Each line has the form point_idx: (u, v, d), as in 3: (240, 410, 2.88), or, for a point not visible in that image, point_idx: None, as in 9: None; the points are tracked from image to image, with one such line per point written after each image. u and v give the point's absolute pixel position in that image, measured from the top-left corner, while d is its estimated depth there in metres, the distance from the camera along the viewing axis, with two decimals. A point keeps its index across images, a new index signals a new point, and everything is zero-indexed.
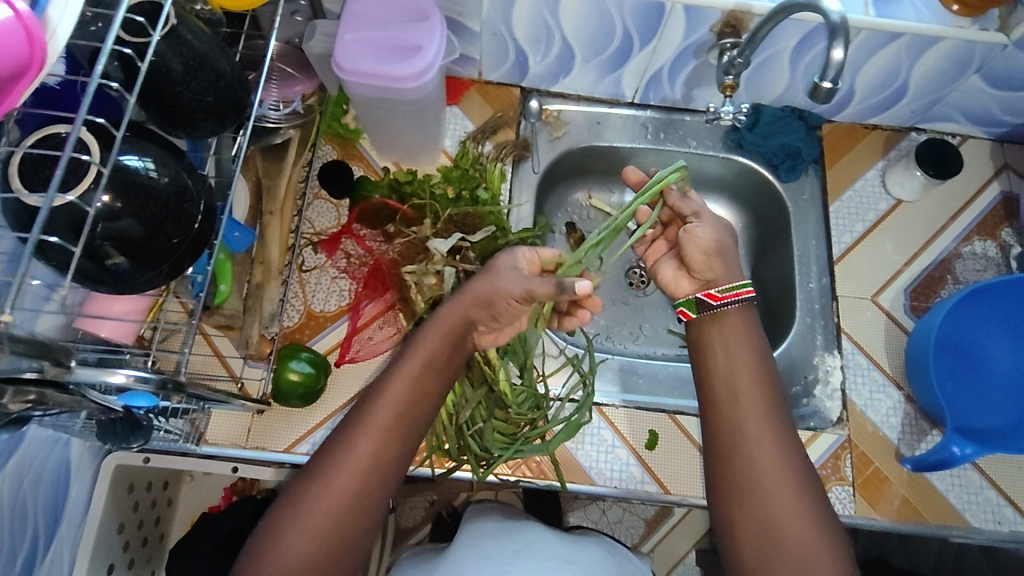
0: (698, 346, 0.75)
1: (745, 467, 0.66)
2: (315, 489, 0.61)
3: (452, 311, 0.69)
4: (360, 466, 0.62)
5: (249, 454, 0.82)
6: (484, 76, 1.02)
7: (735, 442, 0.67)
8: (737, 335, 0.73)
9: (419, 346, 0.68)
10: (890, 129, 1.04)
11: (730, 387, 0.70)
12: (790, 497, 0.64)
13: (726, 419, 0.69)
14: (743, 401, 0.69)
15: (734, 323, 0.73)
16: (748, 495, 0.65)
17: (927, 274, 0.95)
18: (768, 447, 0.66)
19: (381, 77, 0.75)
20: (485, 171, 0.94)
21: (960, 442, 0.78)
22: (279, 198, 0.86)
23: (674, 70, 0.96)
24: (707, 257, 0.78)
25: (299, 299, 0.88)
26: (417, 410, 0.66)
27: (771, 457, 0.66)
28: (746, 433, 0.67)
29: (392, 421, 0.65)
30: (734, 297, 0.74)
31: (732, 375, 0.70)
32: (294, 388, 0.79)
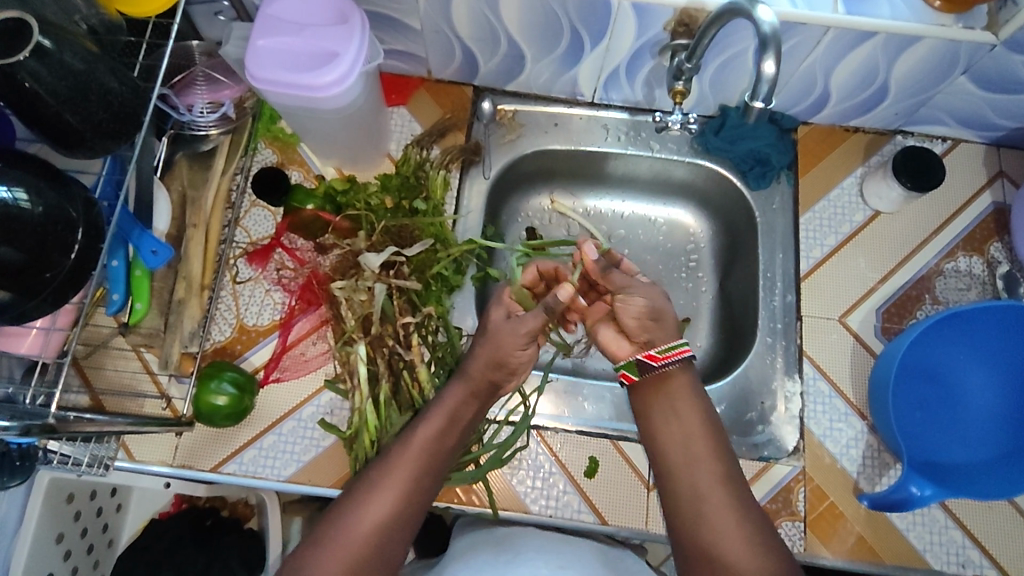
0: (638, 408, 0.71)
1: (710, 538, 0.61)
2: (328, 539, 0.60)
3: (478, 369, 0.69)
4: (379, 517, 0.62)
5: (174, 472, 0.80)
6: (434, 75, 0.97)
7: (701, 510, 0.63)
8: (686, 397, 0.69)
9: (442, 402, 0.69)
10: (873, 132, 0.96)
11: (684, 452, 0.66)
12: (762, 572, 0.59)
13: (685, 483, 0.65)
14: (701, 465, 0.65)
15: (677, 386, 0.69)
16: (715, 567, 0.60)
17: (903, 293, 0.88)
18: (733, 514, 0.62)
19: (296, 86, 0.71)
20: (428, 179, 0.89)
21: (919, 482, 0.72)
22: (205, 211, 0.85)
23: (631, 70, 0.89)
24: (642, 322, 0.73)
25: (231, 312, 0.85)
26: (437, 465, 0.66)
27: (737, 529, 0.61)
28: (709, 500, 0.63)
29: (414, 472, 0.65)
30: (674, 357, 0.69)
31: (687, 441, 0.67)
32: (216, 411, 0.76)
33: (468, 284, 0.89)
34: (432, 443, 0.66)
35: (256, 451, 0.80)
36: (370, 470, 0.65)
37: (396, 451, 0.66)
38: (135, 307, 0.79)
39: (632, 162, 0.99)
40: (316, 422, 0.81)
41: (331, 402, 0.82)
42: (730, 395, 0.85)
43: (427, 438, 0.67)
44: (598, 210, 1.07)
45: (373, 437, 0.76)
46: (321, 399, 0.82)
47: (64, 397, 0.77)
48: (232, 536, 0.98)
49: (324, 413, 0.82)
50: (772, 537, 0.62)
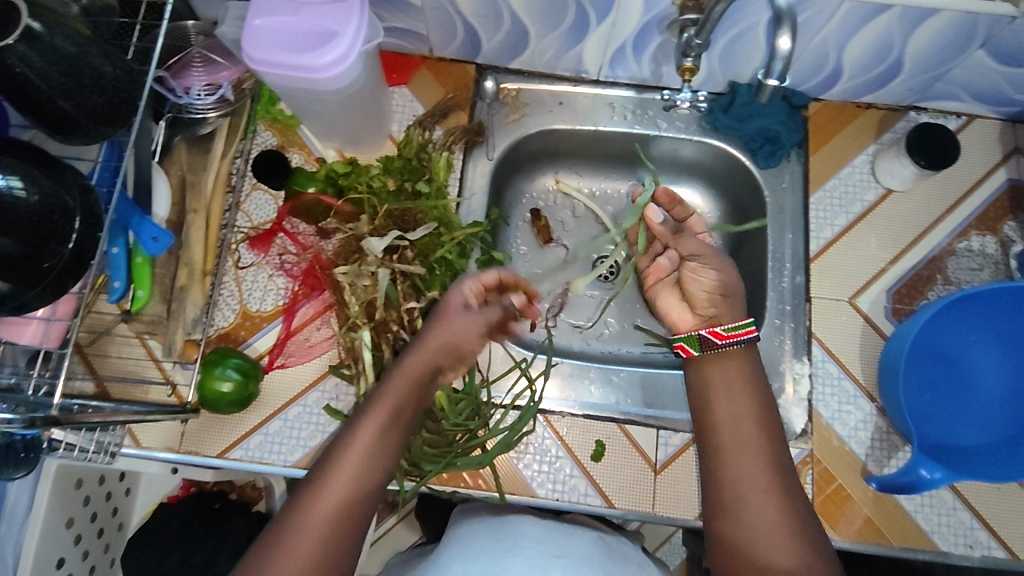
0: (699, 386, 0.73)
1: (745, 514, 0.64)
2: (281, 552, 0.59)
3: (419, 359, 0.69)
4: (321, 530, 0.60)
5: (182, 458, 0.80)
6: (436, 53, 0.95)
7: (741, 493, 0.65)
8: (738, 377, 0.72)
9: (384, 395, 0.67)
10: (886, 108, 0.93)
11: (734, 430, 0.68)
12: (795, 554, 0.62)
13: (728, 465, 0.67)
14: (746, 447, 0.67)
15: (738, 364, 0.72)
16: (750, 540, 0.63)
17: (914, 274, 0.87)
18: (772, 496, 0.65)
19: (293, 67, 0.69)
20: (430, 161, 0.88)
21: (929, 465, 0.72)
22: (206, 195, 0.83)
23: (638, 47, 0.87)
24: (710, 296, 0.79)
25: (234, 298, 0.84)
26: (381, 467, 0.65)
27: (776, 509, 0.64)
28: (748, 481, 0.66)
29: (351, 479, 0.63)
30: (741, 337, 0.73)
31: (737, 420, 0.69)
32: (222, 398, 0.76)
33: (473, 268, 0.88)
34: (373, 446, 0.65)
35: (262, 437, 0.80)
36: (308, 486, 0.63)
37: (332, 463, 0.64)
38: (136, 295, 0.77)
39: (639, 141, 0.97)
40: (321, 408, 0.81)
41: (335, 387, 0.82)
42: None
43: (368, 442, 0.65)
44: (604, 191, 1.05)
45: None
46: (326, 385, 0.82)
47: (69, 384, 0.77)
48: (240, 518, 0.99)
49: (330, 398, 0.81)
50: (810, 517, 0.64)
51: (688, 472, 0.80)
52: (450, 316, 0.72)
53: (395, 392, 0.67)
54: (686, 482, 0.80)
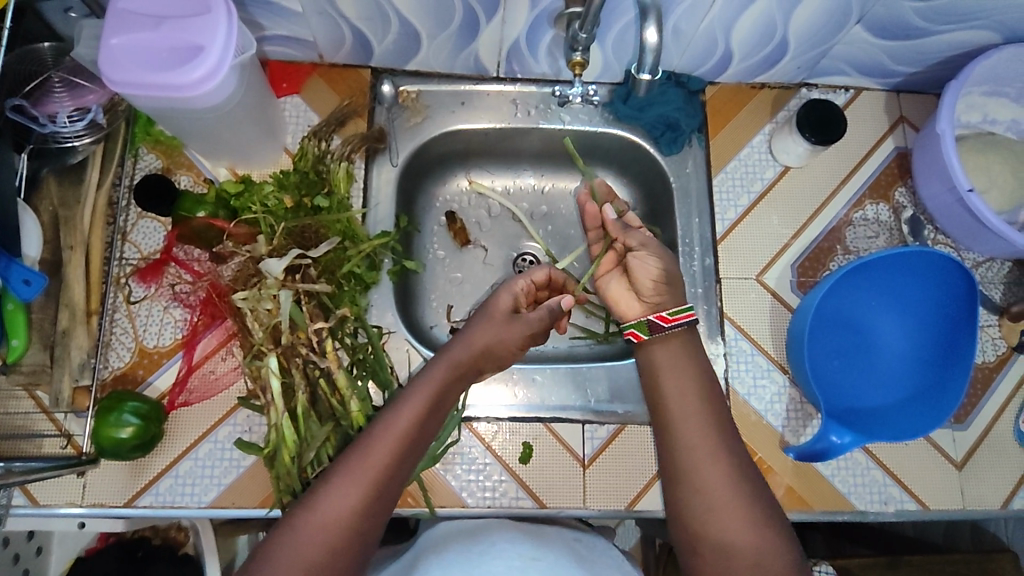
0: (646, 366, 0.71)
1: (703, 488, 0.64)
2: (305, 525, 0.58)
3: (466, 348, 0.70)
4: (370, 477, 0.61)
5: (87, 512, 0.75)
6: (328, 59, 0.91)
7: (697, 464, 0.65)
8: (683, 356, 0.70)
9: (437, 368, 0.69)
10: (779, 87, 0.96)
11: (682, 407, 0.67)
12: (741, 523, 0.63)
13: (682, 440, 0.66)
14: (695, 420, 0.67)
15: (677, 347, 0.71)
16: (711, 513, 0.63)
17: (816, 247, 0.90)
18: (725, 470, 0.65)
19: (160, 87, 0.65)
20: (329, 173, 0.84)
21: (838, 430, 0.74)
22: (83, 230, 0.77)
23: (533, 42, 0.86)
24: (657, 284, 0.77)
25: (129, 335, 0.79)
26: (425, 438, 0.66)
27: (728, 480, 0.64)
28: (704, 458, 0.65)
29: (395, 453, 0.63)
30: (684, 319, 0.72)
31: (683, 394, 0.68)
32: (122, 445, 0.72)
33: (386, 280, 0.85)
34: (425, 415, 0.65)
35: (173, 480, 0.76)
36: (355, 449, 0.63)
37: (381, 429, 0.64)
38: (12, 344, 0.71)
39: (544, 136, 0.97)
40: (233, 442, 0.77)
41: (246, 418, 0.78)
42: None
43: (412, 421, 0.64)
44: (516, 188, 1.04)
45: (292, 450, 0.73)
46: (237, 418, 0.78)
47: None
48: (167, 565, 0.94)
49: (242, 431, 0.78)
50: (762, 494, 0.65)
51: (616, 464, 0.81)
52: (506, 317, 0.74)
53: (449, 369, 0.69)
54: (615, 473, 0.80)
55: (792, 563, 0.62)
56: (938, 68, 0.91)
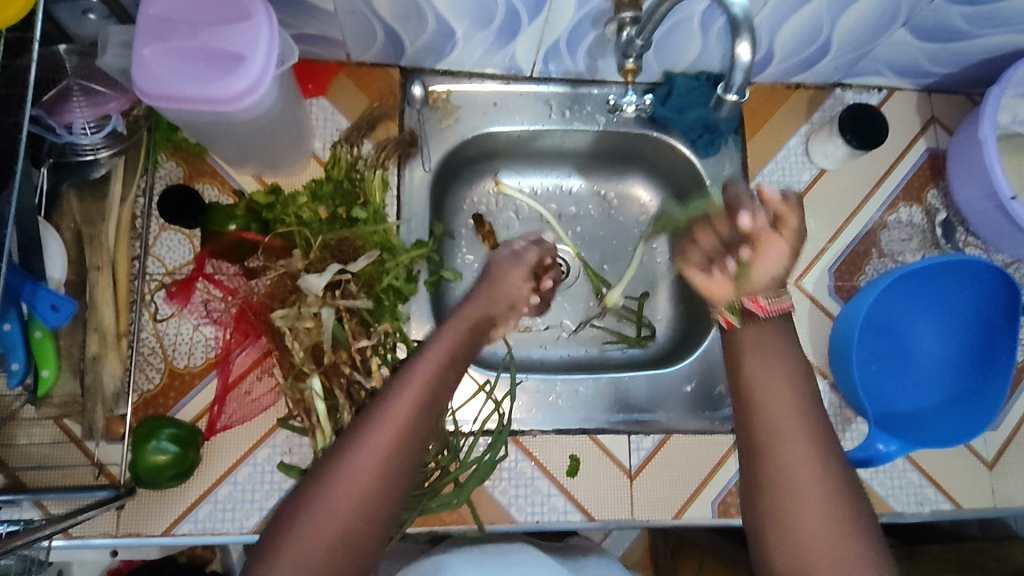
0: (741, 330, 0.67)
1: (782, 471, 0.57)
2: (325, 490, 0.53)
3: (476, 307, 0.71)
4: (391, 436, 0.56)
5: (123, 542, 0.72)
6: (355, 58, 0.86)
7: (778, 446, 0.58)
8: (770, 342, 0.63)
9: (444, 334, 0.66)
10: (814, 87, 0.94)
11: (766, 382, 0.61)
12: (826, 520, 0.55)
13: (762, 420, 0.59)
14: (779, 396, 0.60)
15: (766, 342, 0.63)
16: (789, 502, 0.56)
17: (852, 251, 0.90)
18: (809, 457, 0.57)
19: (197, 101, 0.60)
20: (363, 181, 0.81)
21: (885, 438, 0.75)
22: (109, 247, 0.73)
23: (573, 42, 0.82)
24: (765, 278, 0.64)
25: (158, 355, 0.75)
26: (446, 389, 0.62)
27: (810, 468, 0.57)
28: (787, 438, 0.58)
29: (410, 413, 0.58)
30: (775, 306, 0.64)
31: (767, 381, 0.61)
32: (161, 472, 0.69)
33: (422, 290, 0.83)
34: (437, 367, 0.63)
35: (212, 505, 0.73)
36: (367, 409, 0.58)
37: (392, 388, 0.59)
38: (41, 375, 0.68)
39: (577, 138, 0.94)
40: (273, 465, 0.75)
41: (285, 441, 0.75)
42: (697, 372, 0.85)
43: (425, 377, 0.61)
44: (544, 189, 1.02)
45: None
46: (277, 439, 0.75)
47: None
48: None
49: (282, 453, 0.75)
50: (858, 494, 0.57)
51: (662, 475, 0.81)
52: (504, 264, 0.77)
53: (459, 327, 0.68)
54: (663, 484, 0.80)
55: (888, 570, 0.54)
56: (973, 70, 0.90)
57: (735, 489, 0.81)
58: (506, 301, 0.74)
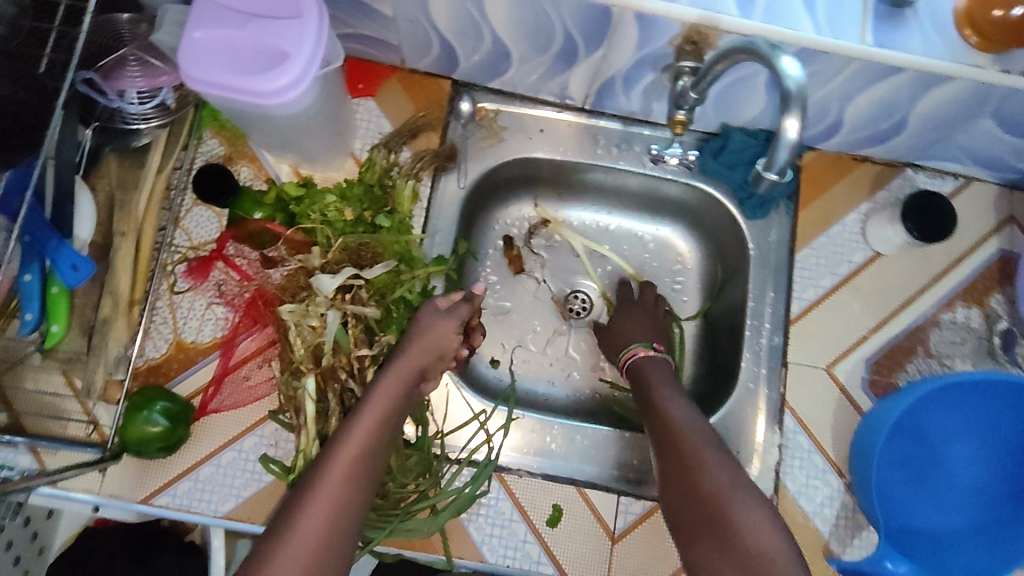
0: (649, 397, 0.74)
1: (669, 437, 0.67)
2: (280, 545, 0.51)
3: (423, 349, 0.69)
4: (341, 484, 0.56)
5: (102, 501, 0.74)
6: (409, 64, 0.86)
7: (664, 424, 0.68)
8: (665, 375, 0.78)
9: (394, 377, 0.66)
10: (881, 163, 0.89)
11: (666, 389, 0.74)
12: (725, 483, 0.59)
13: (658, 410, 0.71)
14: (667, 398, 0.72)
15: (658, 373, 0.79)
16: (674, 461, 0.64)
17: (895, 344, 0.83)
18: (686, 425, 0.67)
19: (228, 89, 0.60)
20: (394, 189, 0.80)
21: (895, 558, 0.70)
22: (136, 216, 0.75)
23: (630, 80, 0.79)
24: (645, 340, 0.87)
25: (168, 326, 0.76)
26: (386, 446, 0.61)
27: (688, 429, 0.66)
28: (669, 415, 0.69)
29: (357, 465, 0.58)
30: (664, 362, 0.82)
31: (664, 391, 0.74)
32: (146, 442, 0.70)
33: None
34: (389, 408, 0.63)
35: (191, 483, 0.74)
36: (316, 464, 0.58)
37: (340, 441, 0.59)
38: (51, 329, 0.71)
39: (621, 176, 0.91)
40: (256, 455, 0.75)
41: (272, 435, 0.75)
42: None
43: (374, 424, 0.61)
44: (582, 222, 1.00)
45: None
46: (265, 430, 0.75)
47: None
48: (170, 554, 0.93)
49: (267, 445, 0.75)
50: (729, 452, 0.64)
51: (647, 544, 0.77)
52: (436, 313, 0.71)
53: (412, 363, 0.67)
54: (646, 553, 0.76)
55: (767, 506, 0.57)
56: None
57: None
58: (439, 353, 0.70)
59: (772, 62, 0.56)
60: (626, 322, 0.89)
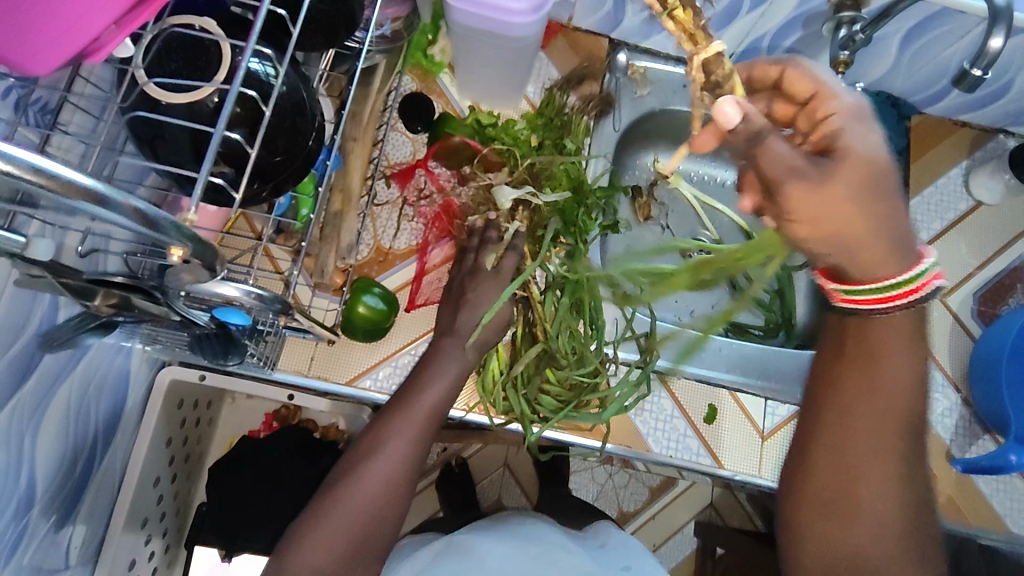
0: (848, 372, 0.53)
1: (851, 422, 0.54)
2: (313, 534, 0.63)
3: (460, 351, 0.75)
4: (372, 486, 0.65)
5: (310, 382, 0.81)
6: (575, 23, 0.98)
7: (845, 409, 0.54)
8: (904, 335, 0.51)
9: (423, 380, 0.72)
10: (978, 129, 1.00)
11: (889, 365, 0.52)
12: (888, 497, 0.54)
13: (865, 382, 0.53)
14: (874, 390, 0.52)
15: (887, 338, 0.51)
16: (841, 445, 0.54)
17: (998, 280, 0.94)
18: (877, 427, 0.53)
19: (489, 10, 0.74)
20: (571, 122, 0.91)
21: (1018, 451, 0.79)
22: (364, 124, 0.82)
23: (776, 40, 0.91)
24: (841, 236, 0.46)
25: (370, 234, 0.86)
26: (418, 446, 0.68)
27: (878, 423, 0.53)
28: (856, 402, 0.53)
29: (386, 470, 0.66)
30: (880, 303, 0.49)
31: (876, 377, 0.52)
32: (363, 322, 0.78)
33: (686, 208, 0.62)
34: (423, 417, 0.69)
35: (392, 368, 0.82)
36: (346, 463, 0.67)
37: (365, 444, 0.68)
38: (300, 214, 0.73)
39: None
40: None
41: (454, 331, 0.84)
42: None
43: (403, 426, 0.68)
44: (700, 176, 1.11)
45: (501, 363, 0.81)
46: None
47: None
48: (331, 457, 1.03)
49: None
50: (909, 468, 0.54)
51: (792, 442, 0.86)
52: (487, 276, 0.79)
53: (458, 355, 0.74)
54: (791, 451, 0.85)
55: (896, 538, 0.54)
56: None
57: None
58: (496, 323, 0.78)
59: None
60: (808, 207, 0.44)
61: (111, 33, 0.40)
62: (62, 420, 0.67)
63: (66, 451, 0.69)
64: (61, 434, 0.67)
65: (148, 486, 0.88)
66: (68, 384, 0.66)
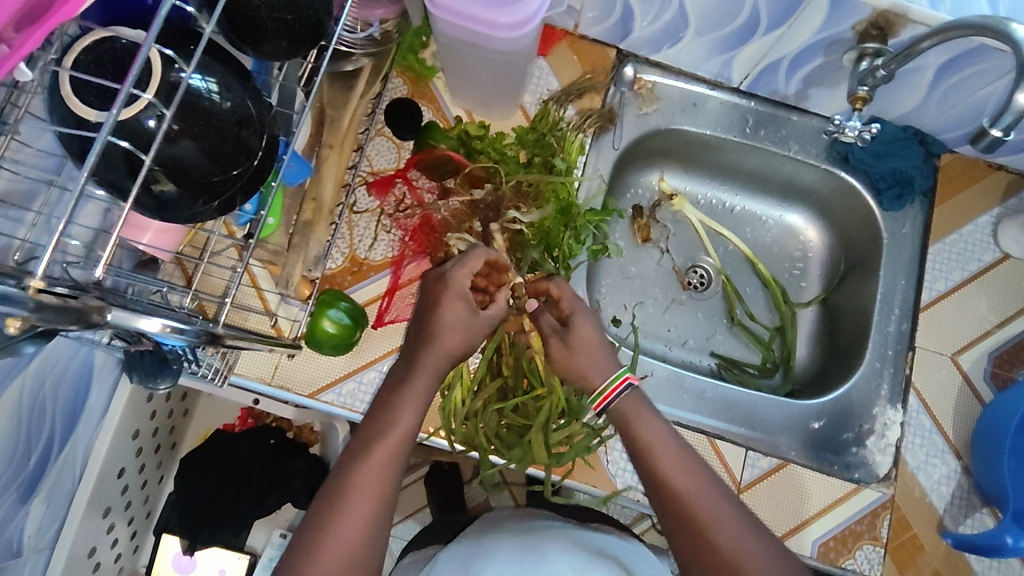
0: (642, 459, 0.62)
1: (680, 507, 0.59)
2: None
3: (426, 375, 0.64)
4: (360, 525, 0.57)
5: (272, 391, 0.79)
6: (581, 30, 0.91)
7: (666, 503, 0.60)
8: (646, 407, 0.65)
9: (396, 399, 0.63)
10: (1015, 173, 0.91)
11: (652, 429, 0.63)
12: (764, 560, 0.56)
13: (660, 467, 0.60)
14: (668, 468, 0.61)
15: (632, 413, 0.65)
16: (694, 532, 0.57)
17: (1017, 342, 0.87)
18: (704, 502, 0.58)
19: (476, 22, 0.69)
20: (563, 140, 0.86)
21: (1016, 534, 0.75)
22: (342, 131, 0.79)
23: (796, 64, 0.84)
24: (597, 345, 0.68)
25: (345, 242, 0.83)
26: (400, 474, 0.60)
27: (696, 496, 0.59)
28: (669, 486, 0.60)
29: (370, 508, 0.58)
30: (610, 397, 0.65)
31: (654, 450, 0.62)
32: (329, 337, 0.76)
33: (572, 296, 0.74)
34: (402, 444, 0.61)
35: (355, 384, 0.80)
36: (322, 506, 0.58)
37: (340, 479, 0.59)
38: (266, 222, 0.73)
39: (755, 157, 0.96)
40: None
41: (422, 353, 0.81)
42: (831, 412, 0.86)
43: (381, 456, 0.59)
44: (708, 200, 1.04)
45: (464, 394, 0.78)
46: None
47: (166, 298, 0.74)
48: (302, 460, 1.01)
49: None
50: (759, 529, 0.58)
51: (768, 496, 0.81)
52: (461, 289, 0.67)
53: (433, 367, 0.65)
54: (768, 505, 0.80)
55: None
56: None
57: (841, 535, 0.80)
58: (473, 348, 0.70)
59: (1013, 41, 0.59)
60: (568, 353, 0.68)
61: (5, 55, 0.36)
62: (14, 416, 0.66)
63: (20, 446, 0.69)
64: (14, 429, 0.67)
65: (111, 476, 0.87)
66: (20, 380, 0.66)
